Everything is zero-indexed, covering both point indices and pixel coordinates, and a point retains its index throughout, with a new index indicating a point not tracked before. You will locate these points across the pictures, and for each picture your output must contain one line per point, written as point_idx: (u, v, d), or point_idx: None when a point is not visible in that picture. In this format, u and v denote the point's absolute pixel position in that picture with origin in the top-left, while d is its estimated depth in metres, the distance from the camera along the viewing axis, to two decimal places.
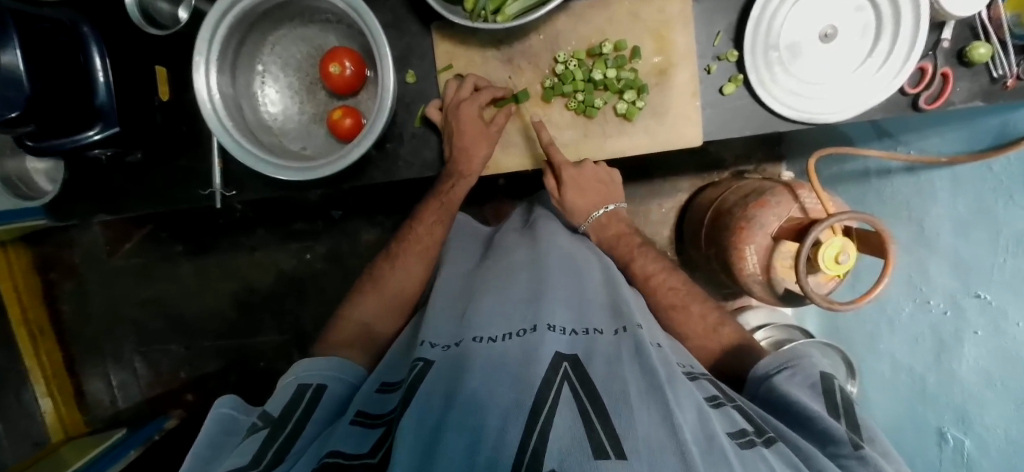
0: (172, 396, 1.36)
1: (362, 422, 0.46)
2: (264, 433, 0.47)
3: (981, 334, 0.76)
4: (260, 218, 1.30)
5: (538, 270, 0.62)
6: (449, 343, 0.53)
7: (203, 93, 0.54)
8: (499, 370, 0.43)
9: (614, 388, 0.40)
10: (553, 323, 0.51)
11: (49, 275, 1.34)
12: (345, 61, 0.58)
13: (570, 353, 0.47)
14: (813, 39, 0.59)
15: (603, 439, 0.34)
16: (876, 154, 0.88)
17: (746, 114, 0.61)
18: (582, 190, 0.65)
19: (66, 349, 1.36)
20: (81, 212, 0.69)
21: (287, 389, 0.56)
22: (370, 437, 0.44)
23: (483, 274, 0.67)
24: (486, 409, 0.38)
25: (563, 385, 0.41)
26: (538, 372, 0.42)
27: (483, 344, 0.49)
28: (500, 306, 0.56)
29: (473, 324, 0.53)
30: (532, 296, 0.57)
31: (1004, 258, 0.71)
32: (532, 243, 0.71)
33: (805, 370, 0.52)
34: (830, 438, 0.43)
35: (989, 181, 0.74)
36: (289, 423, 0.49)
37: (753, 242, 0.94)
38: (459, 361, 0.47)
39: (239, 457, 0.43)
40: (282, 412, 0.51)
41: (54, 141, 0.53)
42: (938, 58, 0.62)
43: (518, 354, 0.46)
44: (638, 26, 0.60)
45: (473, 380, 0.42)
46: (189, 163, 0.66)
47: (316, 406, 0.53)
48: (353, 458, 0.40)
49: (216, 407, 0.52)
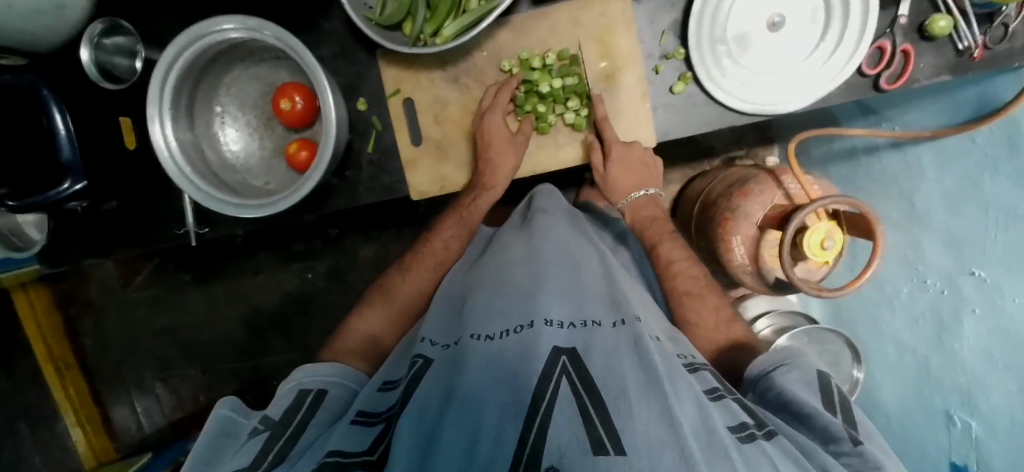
0: (193, 419, 1.40)
1: (362, 421, 0.47)
2: (266, 435, 0.49)
3: (979, 312, 0.73)
4: (262, 242, 1.34)
5: (533, 264, 0.60)
6: (449, 341, 0.53)
7: (159, 141, 0.56)
8: (497, 367, 0.41)
9: (613, 383, 0.38)
10: (550, 317, 0.49)
11: (69, 311, 1.39)
12: (295, 96, 0.60)
13: (568, 346, 0.44)
14: (761, 28, 0.58)
15: (602, 435, 0.32)
16: (860, 132, 0.83)
17: (700, 110, 0.60)
18: (629, 170, 0.62)
19: (92, 380, 1.40)
20: (70, 258, 0.72)
21: (287, 392, 0.57)
22: (369, 434, 0.44)
23: (480, 273, 0.63)
24: (485, 406, 0.37)
25: (562, 377, 0.39)
26: (536, 366, 0.40)
27: (480, 341, 0.47)
28: (496, 301, 0.53)
29: (469, 322, 0.51)
30: (530, 289, 0.54)
31: (994, 233, 0.67)
32: (527, 239, 0.67)
33: (802, 368, 0.50)
34: (829, 436, 0.42)
35: (974, 152, 0.71)
36: (290, 425, 0.51)
37: (739, 232, 0.92)
38: (457, 361, 0.45)
39: (244, 456, 0.45)
40: (282, 414, 0.52)
41: (32, 198, 0.55)
42: (896, 36, 0.59)
43: (515, 351, 0.44)
44: (581, 33, 0.59)
45: (474, 375, 0.41)
46: (162, 205, 0.69)
47: (317, 411, 0.54)
48: (350, 456, 0.41)
49: (217, 408, 0.52)
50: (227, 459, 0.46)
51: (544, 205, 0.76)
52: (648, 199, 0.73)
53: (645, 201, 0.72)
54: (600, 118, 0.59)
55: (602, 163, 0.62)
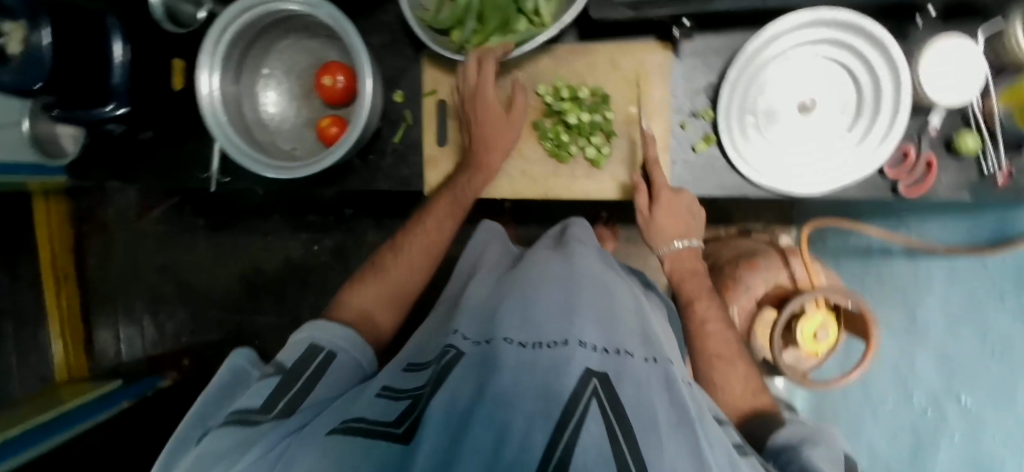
0: (170, 358, 1.41)
1: (387, 396, 0.42)
2: (275, 381, 0.46)
3: (958, 439, 0.75)
4: (278, 205, 1.34)
5: (569, 281, 0.55)
6: (482, 339, 0.47)
7: (203, 89, 0.59)
8: (528, 375, 0.37)
9: (644, 414, 0.35)
10: (584, 339, 0.43)
11: (82, 227, 1.41)
12: (337, 75, 0.63)
13: (599, 370, 0.38)
14: (791, 108, 0.59)
15: (629, 461, 0.29)
16: (874, 231, 0.80)
17: (717, 173, 0.61)
18: (675, 217, 0.60)
19: (86, 298, 1.42)
20: (96, 176, 0.76)
21: (302, 342, 0.53)
22: (393, 408, 0.39)
23: (513, 281, 0.59)
24: (512, 409, 0.32)
25: (591, 401, 0.34)
26: (565, 384, 0.35)
27: (514, 347, 0.42)
28: (530, 310, 0.49)
29: (503, 325, 0.47)
30: (567, 305, 0.49)
31: (988, 364, 0.70)
32: (563, 258, 0.62)
33: (826, 449, 0.44)
34: None
35: (983, 279, 0.70)
36: (300, 378, 0.47)
37: (737, 303, 0.88)
38: (487, 360, 0.41)
39: (251, 398, 0.43)
40: (294, 363, 0.49)
41: (75, 112, 0.59)
42: (923, 144, 0.60)
43: (545, 363, 0.38)
44: (616, 76, 0.62)
45: (506, 378, 0.36)
46: (191, 148, 0.72)
47: (324, 373, 0.49)
48: (374, 424, 0.36)
49: (233, 358, 0.53)
50: (236, 401, 0.45)
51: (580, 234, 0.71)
52: (689, 250, 0.63)
53: (688, 251, 0.63)
54: (651, 160, 0.59)
55: (646, 206, 0.61)
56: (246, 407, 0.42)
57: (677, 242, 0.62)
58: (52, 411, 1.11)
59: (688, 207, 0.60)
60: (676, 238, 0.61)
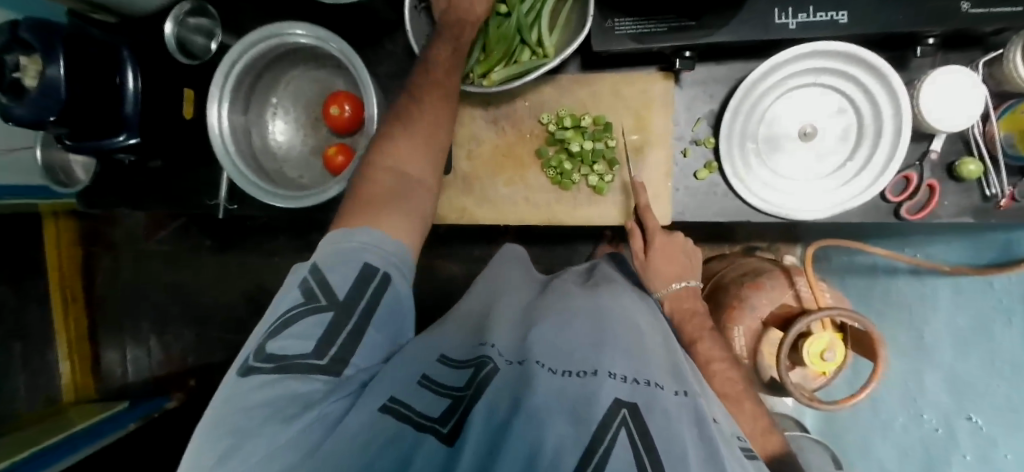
0: (176, 379, 1.41)
1: (431, 388, 0.39)
2: (328, 318, 0.38)
3: (969, 459, 0.72)
4: (283, 225, 1.32)
5: (599, 314, 0.54)
6: (516, 359, 0.45)
7: (213, 121, 0.61)
8: (558, 402, 0.35)
9: (673, 449, 0.32)
10: (614, 371, 0.41)
11: (91, 248, 1.41)
12: (344, 105, 0.65)
13: (629, 400, 0.36)
14: (791, 135, 0.60)
15: None
16: (880, 250, 0.80)
17: (720, 200, 0.61)
18: (670, 259, 0.61)
19: (92, 318, 1.43)
20: (107, 203, 0.77)
21: (351, 256, 0.41)
22: (439, 403, 0.36)
23: (543, 308, 0.58)
24: (543, 434, 0.31)
25: (620, 430, 0.32)
26: (596, 410, 0.34)
27: (546, 372, 0.40)
28: (560, 340, 0.48)
29: (536, 347, 0.45)
30: (596, 339, 0.48)
31: (997, 383, 0.67)
32: (593, 292, 0.61)
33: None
34: None
35: (990, 298, 0.69)
36: (355, 312, 0.40)
37: (742, 323, 0.87)
38: (522, 379, 0.39)
39: (297, 341, 0.36)
40: (347, 293, 0.40)
41: (89, 141, 0.61)
42: (925, 169, 0.60)
43: (573, 393, 0.37)
44: (619, 104, 0.62)
45: (537, 399, 0.35)
46: (201, 174, 0.74)
47: (379, 306, 0.41)
48: (423, 418, 0.34)
49: (292, 270, 0.43)
50: (281, 329, 0.37)
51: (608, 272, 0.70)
52: (688, 289, 0.62)
53: (687, 291, 0.61)
54: (643, 207, 0.60)
55: (642, 248, 0.62)
56: (298, 358, 0.36)
57: (675, 283, 0.61)
58: (66, 433, 1.16)
59: (682, 251, 0.62)
60: (675, 279, 0.61)
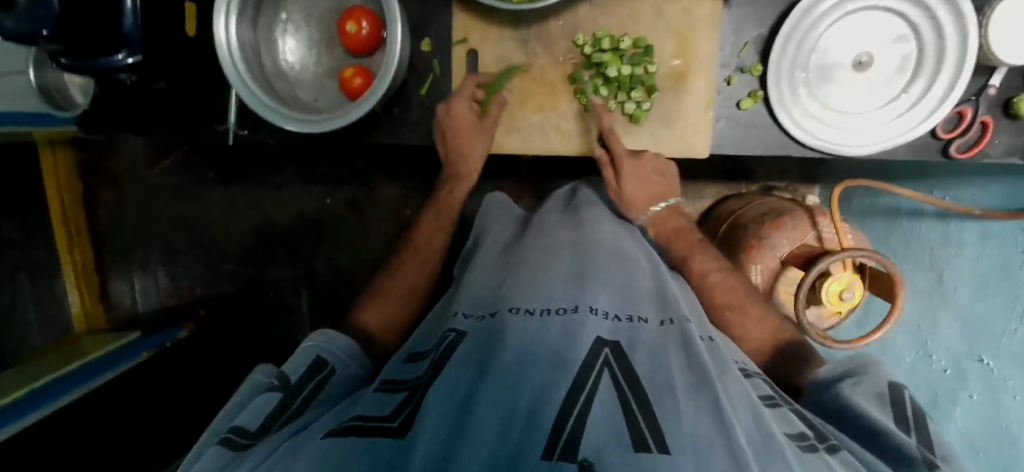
0: (186, 310, 1.41)
1: (385, 389, 0.42)
2: (276, 396, 0.43)
3: (975, 398, 0.76)
4: (289, 156, 1.30)
5: (579, 251, 0.53)
6: (484, 313, 0.46)
7: (221, 34, 0.56)
8: (535, 347, 0.36)
9: (659, 378, 0.35)
10: (596, 306, 0.43)
11: (89, 179, 1.37)
12: (361, 20, 0.59)
13: (612, 339, 0.39)
14: (846, 65, 0.56)
15: (643, 430, 0.28)
16: (906, 193, 0.77)
17: (762, 132, 0.59)
18: (643, 183, 0.61)
19: (98, 251, 1.42)
20: (110, 129, 0.73)
21: (300, 363, 0.50)
22: (390, 403, 0.38)
23: (520, 251, 0.58)
24: (524, 382, 0.32)
25: (603, 371, 0.34)
26: (577, 354, 0.35)
27: (519, 317, 0.41)
28: (538, 279, 0.48)
29: (510, 294, 0.46)
30: (574, 274, 0.48)
31: (1015, 327, 0.69)
32: (573, 226, 0.60)
33: (872, 379, 0.45)
34: (899, 455, 0.35)
35: (1019, 243, 0.68)
36: (299, 394, 0.45)
37: (761, 262, 0.87)
38: (493, 335, 0.40)
39: (251, 415, 0.40)
40: (296, 379, 0.47)
41: (84, 61, 0.54)
42: (980, 106, 0.57)
43: (557, 330, 0.38)
44: (661, 26, 0.58)
45: (509, 350, 0.36)
46: (210, 96, 0.69)
47: (326, 385, 0.49)
48: (374, 421, 0.34)
49: (256, 374, 0.47)
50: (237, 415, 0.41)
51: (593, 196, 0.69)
52: (668, 210, 0.64)
53: (667, 211, 0.64)
54: (608, 130, 0.60)
55: (614, 179, 0.62)
56: (245, 427, 0.38)
57: (654, 206, 0.63)
58: (70, 366, 1.10)
59: (654, 169, 0.61)
60: (653, 202, 0.63)
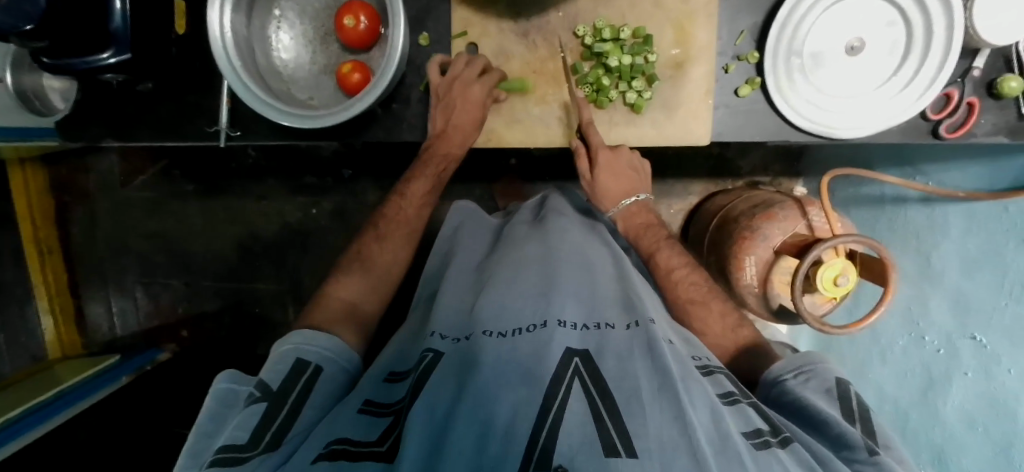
0: (167, 330, 1.35)
1: (370, 410, 0.42)
2: (262, 408, 0.43)
3: (970, 376, 0.73)
4: (272, 167, 1.26)
5: (548, 263, 0.55)
6: (459, 335, 0.48)
7: (215, 29, 0.54)
8: (507, 365, 0.39)
9: (624, 385, 0.36)
10: (563, 318, 0.45)
11: (63, 198, 1.32)
12: (359, 15, 0.58)
13: (581, 348, 0.42)
14: (838, 50, 0.57)
15: (613, 436, 0.31)
16: (892, 180, 0.79)
17: (760, 118, 0.60)
18: (616, 174, 0.63)
19: (72, 270, 1.34)
20: (91, 134, 0.70)
21: (284, 362, 0.49)
22: (377, 425, 0.39)
23: (493, 263, 0.60)
24: (496, 404, 0.35)
25: (573, 381, 0.37)
26: (548, 368, 0.38)
27: (492, 339, 0.44)
28: (508, 296, 0.50)
29: (482, 315, 0.48)
30: (542, 288, 0.51)
31: (1005, 303, 0.67)
32: (541, 236, 0.62)
33: (821, 374, 0.47)
34: (844, 443, 0.39)
35: (1003, 221, 0.67)
36: (290, 398, 0.45)
37: (754, 253, 0.86)
38: (468, 357, 0.42)
39: (238, 431, 0.40)
40: (281, 385, 0.46)
41: (65, 60, 0.53)
42: (966, 87, 0.59)
43: (528, 350, 0.41)
44: (661, 15, 0.59)
45: (486, 371, 0.38)
46: (198, 98, 0.67)
47: (315, 389, 0.47)
48: (362, 445, 0.36)
49: (217, 380, 0.46)
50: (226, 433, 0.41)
51: (558, 205, 0.72)
52: (638, 205, 0.67)
53: (638, 207, 0.66)
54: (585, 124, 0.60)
55: (589, 169, 0.63)
56: (233, 443, 0.39)
57: (622, 201, 0.66)
58: (43, 396, 1.04)
59: (626, 163, 0.63)
60: (626, 195, 0.66)
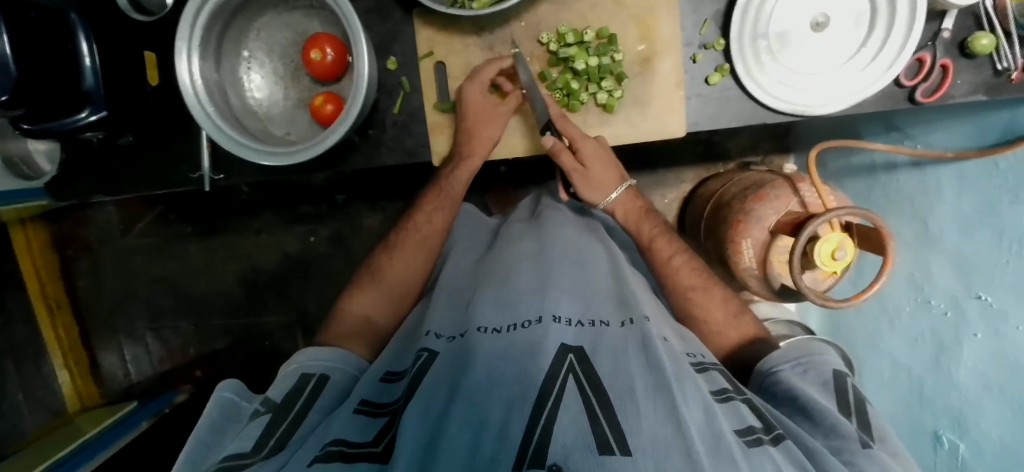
0: (181, 372, 1.36)
1: (366, 410, 0.42)
2: (264, 420, 0.43)
3: (980, 337, 0.70)
4: (267, 200, 1.27)
5: (542, 260, 0.56)
6: (454, 334, 0.48)
7: (185, 78, 0.55)
8: (502, 362, 0.40)
9: (619, 383, 0.37)
10: (558, 314, 0.46)
11: (64, 252, 1.33)
12: (326, 47, 0.59)
13: (575, 345, 0.42)
14: (803, 28, 0.57)
15: (608, 435, 0.31)
16: (881, 147, 0.78)
17: (734, 104, 0.60)
18: (603, 165, 0.62)
19: (83, 323, 1.35)
20: (79, 192, 0.71)
21: (289, 376, 0.50)
22: (372, 427, 0.40)
23: (486, 265, 0.60)
24: (488, 402, 0.35)
25: (568, 377, 0.37)
26: (542, 365, 0.38)
27: (487, 335, 0.44)
28: (501, 294, 0.50)
29: (475, 313, 0.48)
30: (536, 285, 0.51)
31: (1006, 259, 0.64)
32: (533, 235, 0.63)
33: (820, 367, 0.47)
34: (836, 432, 0.39)
35: (995, 178, 0.66)
36: (293, 408, 0.45)
37: (750, 235, 0.85)
38: (463, 356, 0.42)
39: (241, 441, 0.40)
40: (284, 399, 0.46)
41: (47, 124, 0.54)
42: (937, 50, 0.58)
43: (522, 348, 0.41)
44: (623, 14, 0.59)
45: (479, 369, 0.39)
46: (180, 146, 0.68)
47: (319, 397, 0.47)
48: (356, 446, 0.36)
49: (219, 390, 0.47)
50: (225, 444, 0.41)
51: (551, 203, 0.73)
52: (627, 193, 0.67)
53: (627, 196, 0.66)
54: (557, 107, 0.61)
55: (575, 163, 0.62)
56: (238, 451, 0.38)
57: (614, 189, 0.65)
58: (68, 448, 1.06)
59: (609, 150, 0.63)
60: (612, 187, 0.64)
